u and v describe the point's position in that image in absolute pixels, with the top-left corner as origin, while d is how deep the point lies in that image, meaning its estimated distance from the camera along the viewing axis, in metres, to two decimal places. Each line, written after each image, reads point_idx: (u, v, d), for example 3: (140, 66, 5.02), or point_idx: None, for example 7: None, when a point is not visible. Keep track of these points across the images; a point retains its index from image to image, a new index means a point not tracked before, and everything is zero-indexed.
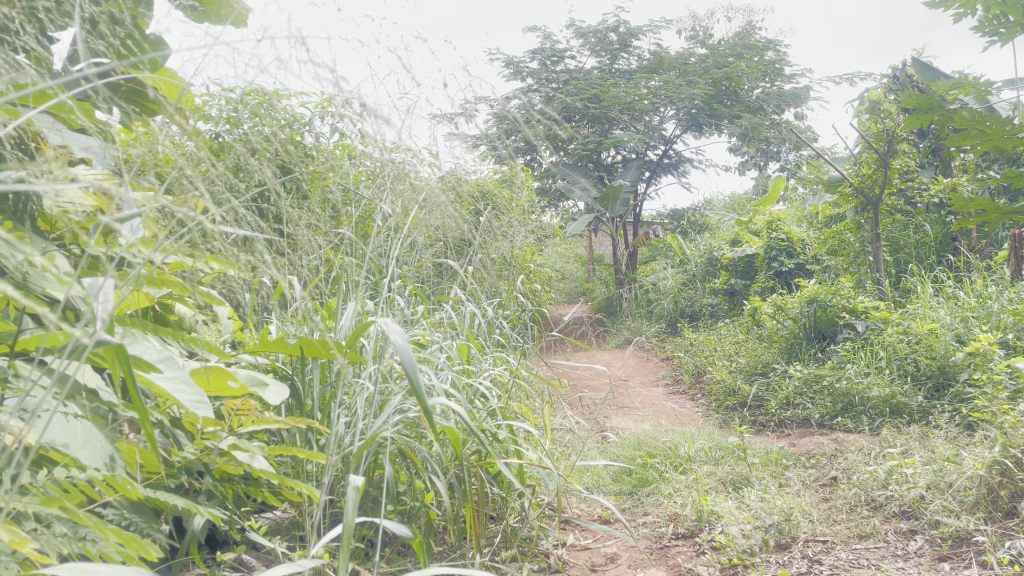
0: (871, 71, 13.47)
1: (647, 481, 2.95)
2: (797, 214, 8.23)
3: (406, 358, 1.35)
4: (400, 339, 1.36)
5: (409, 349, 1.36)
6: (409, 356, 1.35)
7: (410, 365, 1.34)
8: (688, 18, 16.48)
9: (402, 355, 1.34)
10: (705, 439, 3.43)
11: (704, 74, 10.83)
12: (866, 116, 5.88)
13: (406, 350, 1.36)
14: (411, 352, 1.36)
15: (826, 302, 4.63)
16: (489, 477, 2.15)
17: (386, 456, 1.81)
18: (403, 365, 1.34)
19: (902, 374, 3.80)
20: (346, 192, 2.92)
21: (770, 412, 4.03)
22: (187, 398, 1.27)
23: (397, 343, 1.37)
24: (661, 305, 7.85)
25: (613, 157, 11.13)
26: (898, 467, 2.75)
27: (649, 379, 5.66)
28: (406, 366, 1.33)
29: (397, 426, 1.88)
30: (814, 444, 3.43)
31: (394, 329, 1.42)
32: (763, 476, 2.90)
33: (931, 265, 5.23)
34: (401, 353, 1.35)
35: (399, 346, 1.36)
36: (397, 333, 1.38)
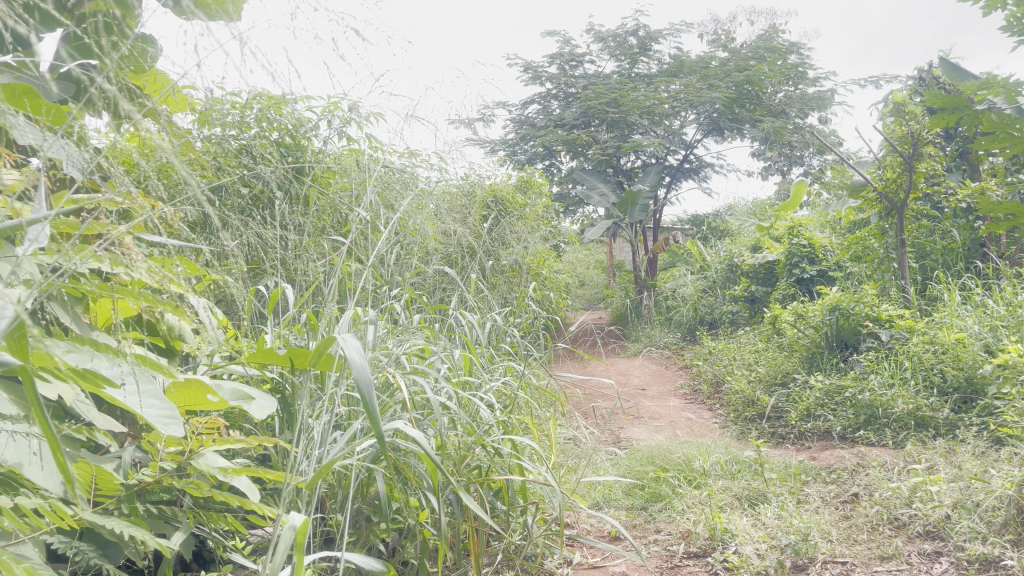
0: (897, 74, 13.26)
1: (660, 496, 2.85)
2: (820, 219, 8.08)
3: (360, 377, 1.26)
4: (356, 357, 1.28)
5: (366, 369, 1.28)
6: (363, 376, 1.26)
7: (364, 386, 1.25)
8: (711, 21, 16.31)
9: (357, 374, 1.26)
10: (721, 452, 3.33)
11: (725, 78, 10.69)
12: (891, 118, 5.73)
13: (362, 367, 1.28)
14: (367, 372, 1.27)
15: (848, 310, 4.50)
16: (489, 494, 2.06)
17: (375, 474, 1.72)
18: (357, 385, 1.25)
19: (928, 386, 3.67)
20: (349, 196, 2.86)
21: (790, 423, 3.91)
22: (155, 414, 1.21)
23: (353, 360, 1.29)
24: (680, 312, 7.74)
25: (633, 160, 10.77)
26: (922, 484, 2.63)
27: (667, 388, 5.57)
28: (361, 386, 1.25)
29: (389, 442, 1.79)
30: (835, 457, 3.31)
31: (352, 348, 1.32)
32: (780, 492, 2.79)
33: (958, 273, 5.08)
34: (356, 372, 1.27)
35: (354, 365, 1.27)
36: (354, 349, 1.30)
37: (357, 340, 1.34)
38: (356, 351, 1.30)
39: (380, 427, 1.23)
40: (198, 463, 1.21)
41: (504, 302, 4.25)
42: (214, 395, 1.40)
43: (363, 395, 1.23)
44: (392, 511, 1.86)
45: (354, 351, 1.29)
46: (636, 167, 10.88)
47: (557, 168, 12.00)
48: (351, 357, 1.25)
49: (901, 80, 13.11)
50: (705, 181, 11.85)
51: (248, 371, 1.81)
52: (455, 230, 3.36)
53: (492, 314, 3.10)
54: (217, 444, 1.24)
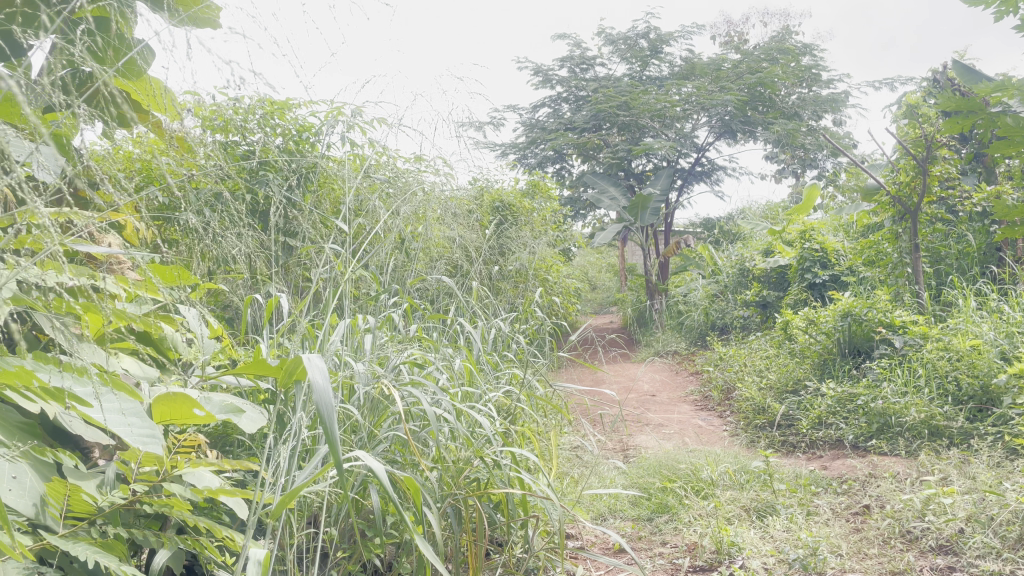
0: (912, 76, 13.15)
1: (667, 507, 2.79)
2: (834, 222, 7.99)
3: (320, 402, 1.16)
4: (318, 378, 1.18)
5: (328, 392, 1.18)
6: (324, 399, 1.17)
7: (324, 411, 1.16)
8: (724, 23, 16.23)
9: (317, 397, 1.16)
10: (730, 461, 3.27)
11: (737, 80, 10.64)
12: (905, 120, 5.66)
13: (324, 389, 1.18)
14: (329, 395, 1.18)
15: (861, 316, 4.43)
16: (487, 506, 2.02)
17: (367, 488, 1.68)
18: (317, 408, 1.16)
19: (942, 394, 3.59)
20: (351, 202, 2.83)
21: (801, 431, 3.85)
22: (132, 432, 1.18)
23: (314, 382, 1.19)
24: (692, 316, 7.67)
25: (644, 165, 10.91)
26: (935, 497, 2.56)
27: (677, 395, 5.50)
28: (321, 411, 1.15)
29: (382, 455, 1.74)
30: (846, 467, 3.25)
31: (315, 368, 1.22)
32: (790, 504, 2.73)
33: (973, 278, 4.98)
34: (317, 394, 1.17)
35: (314, 386, 1.18)
36: (317, 370, 1.20)
37: (321, 358, 1.24)
38: (319, 370, 1.21)
39: (339, 454, 1.13)
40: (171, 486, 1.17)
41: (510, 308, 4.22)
42: (200, 410, 1.37)
43: (322, 420, 1.14)
44: (386, 525, 1.82)
45: (315, 371, 1.19)
46: (647, 170, 10.81)
47: (568, 172, 11.97)
48: (311, 377, 1.16)
49: (916, 82, 12.98)
50: (717, 184, 11.78)
51: (241, 381, 1.78)
52: (460, 236, 3.32)
53: (497, 322, 3.06)
54: (191, 466, 1.20)
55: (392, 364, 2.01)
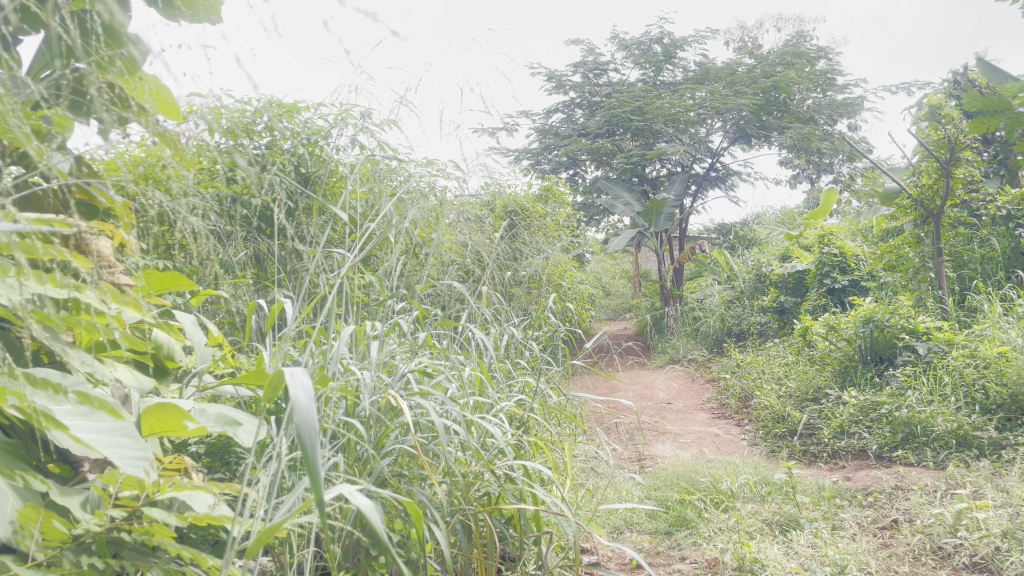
0: (930, 80, 13.04)
1: (685, 521, 2.69)
2: (851, 227, 7.87)
3: (301, 422, 0.96)
4: (299, 394, 0.98)
5: (312, 412, 0.98)
6: (307, 420, 0.97)
7: (306, 431, 0.95)
8: (738, 29, 16.16)
9: (297, 416, 0.96)
10: (750, 472, 3.17)
11: (751, 84, 10.52)
12: (926, 122, 5.53)
13: (307, 408, 0.98)
14: (313, 415, 0.98)
15: (883, 322, 4.30)
16: (497, 521, 1.93)
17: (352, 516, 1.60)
18: (298, 429, 0.96)
19: (970, 402, 3.48)
20: (360, 205, 2.75)
21: (823, 441, 3.74)
22: (122, 454, 1.10)
23: (295, 403, 0.99)
24: (707, 322, 7.57)
25: (658, 170, 10.73)
26: (967, 511, 2.46)
27: (693, 402, 5.40)
28: (301, 434, 0.94)
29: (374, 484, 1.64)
30: (871, 479, 3.14)
31: (298, 388, 1.02)
32: (814, 518, 2.63)
33: (999, 283, 4.83)
34: (300, 413, 0.97)
35: (295, 403, 0.98)
36: (300, 389, 1.00)
37: (307, 372, 1.05)
38: (302, 386, 1.02)
39: (320, 486, 0.91)
40: (155, 512, 1.09)
41: (523, 315, 4.13)
42: (190, 422, 1.33)
43: (301, 445, 0.93)
44: (392, 543, 1.73)
45: (298, 386, 0.99)
46: (661, 175, 10.69)
47: (581, 177, 11.88)
48: (292, 393, 0.96)
49: (934, 85, 12.81)
50: (732, 189, 11.68)
51: (239, 392, 1.73)
52: (470, 240, 3.24)
53: (509, 327, 2.97)
54: (178, 488, 1.12)
55: (399, 373, 1.92)
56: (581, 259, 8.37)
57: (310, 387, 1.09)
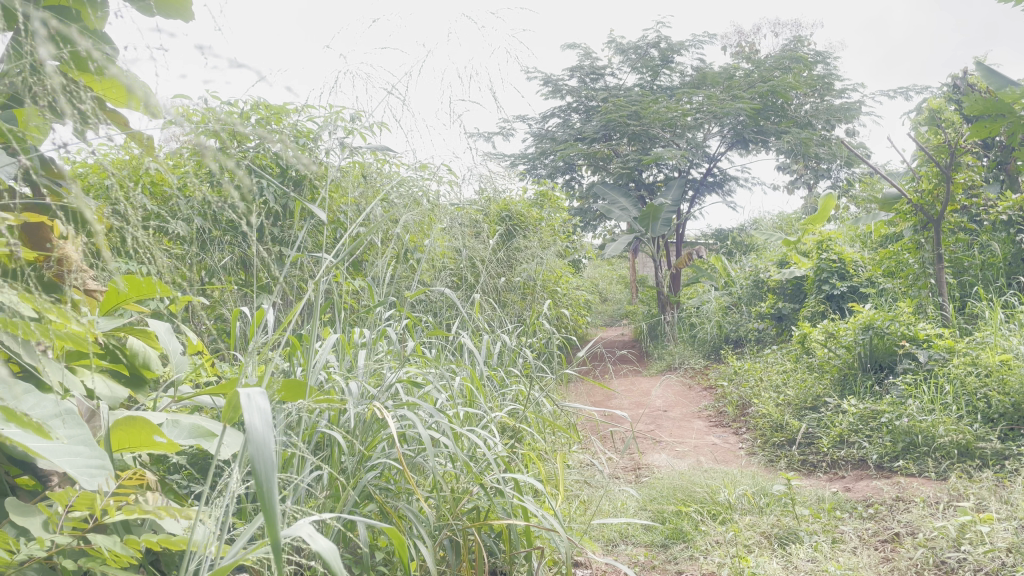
0: (927, 86, 13.03)
1: (682, 533, 2.63)
2: (850, 233, 7.81)
3: (256, 450, 0.85)
4: (254, 418, 0.88)
5: (269, 439, 0.88)
6: (263, 449, 0.86)
7: (261, 461, 0.84)
8: (735, 34, 16.18)
9: (251, 443, 0.85)
10: (749, 483, 3.10)
11: (749, 89, 10.44)
12: (926, 126, 5.48)
13: (263, 434, 0.88)
14: (271, 442, 0.87)
15: (883, 329, 4.23)
16: (486, 536, 1.87)
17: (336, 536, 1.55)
18: (253, 459, 0.85)
19: (971, 411, 3.42)
20: (349, 209, 2.69)
21: (822, 450, 3.69)
22: (77, 463, 1.04)
23: (249, 429, 0.87)
24: (704, 328, 7.51)
25: (655, 175, 10.70)
26: (971, 524, 2.39)
27: (690, 410, 5.34)
28: (255, 465, 0.84)
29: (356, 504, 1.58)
30: (872, 489, 3.07)
31: (254, 408, 0.91)
32: (814, 531, 2.56)
33: (1000, 289, 4.78)
34: (255, 440, 0.87)
35: (249, 427, 0.87)
36: (256, 412, 0.89)
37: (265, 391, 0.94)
38: (259, 408, 0.91)
39: (276, 531, 0.82)
40: (102, 537, 1.01)
41: (517, 321, 4.07)
42: (159, 437, 1.25)
43: (257, 480, 0.83)
44: (375, 560, 1.67)
45: (253, 409, 0.89)
46: (659, 181, 10.66)
47: (578, 183, 11.85)
48: (245, 419, 0.85)
49: (931, 90, 12.79)
50: (729, 195, 11.65)
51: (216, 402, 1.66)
52: (464, 246, 3.18)
53: (502, 335, 2.90)
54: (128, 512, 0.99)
55: (386, 383, 1.85)
56: (577, 264, 8.33)
57: (269, 405, 0.97)
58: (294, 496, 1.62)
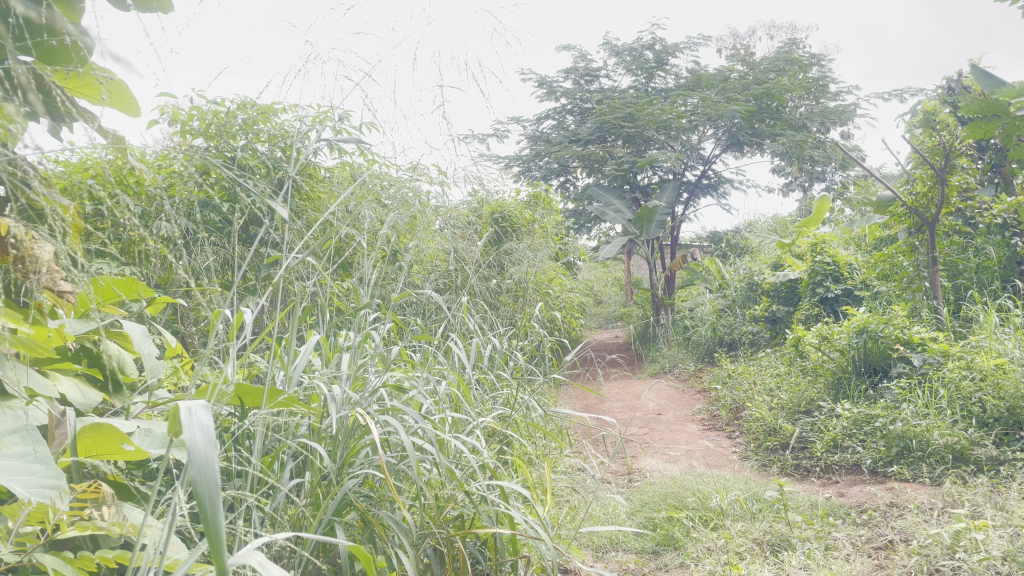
0: (922, 89, 13.04)
1: (673, 539, 2.59)
2: (845, 236, 7.79)
3: (198, 470, 0.80)
4: (195, 436, 0.82)
5: (213, 456, 0.82)
6: (206, 468, 0.81)
7: (203, 482, 0.79)
8: (730, 36, 16.18)
9: (193, 463, 0.79)
10: (741, 488, 3.06)
11: (744, 91, 10.42)
12: (921, 128, 5.45)
13: (206, 451, 0.82)
14: (214, 461, 0.82)
15: (877, 333, 4.19)
16: (470, 545, 1.83)
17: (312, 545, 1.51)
18: (195, 481, 0.80)
19: (966, 416, 3.39)
20: (336, 210, 2.65)
21: (815, 455, 3.65)
22: (29, 484, 1.00)
23: (191, 448, 0.81)
24: (698, 331, 7.48)
25: (650, 178, 10.68)
26: (966, 531, 2.35)
27: (683, 413, 5.30)
28: (197, 487, 0.78)
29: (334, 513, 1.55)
30: (865, 495, 3.04)
31: (195, 423, 0.84)
32: (806, 538, 2.52)
33: (995, 292, 4.76)
34: (197, 458, 0.81)
35: (190, 446, 0.81)
36: (197, 431, 0.83)
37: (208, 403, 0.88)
38: (201, 422, 0.85)
39: (224, 558, 0.78)
40: (46, 557, 0.97)
41: (508, 324, 4.03)
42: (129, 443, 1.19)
43: (201, 505, 0.78)
44: (356, 569, 1.64)
45: (194, 425, 0.83)
46: (653, 183, 10.65)
47: (572, 185, 11.83)
48: (184, 438, 0.79)
49: (926, 93, 12.79)
50: (724, 197, 11.63)
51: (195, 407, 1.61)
52: (454, 248, 3.14)
53: (491, 338, 2.86)
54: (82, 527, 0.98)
55: (370, 388, 1.81)
56: (571, 266, 8.30)
57: (210, 414, 0.91)
58: (271, 504, 1.58)
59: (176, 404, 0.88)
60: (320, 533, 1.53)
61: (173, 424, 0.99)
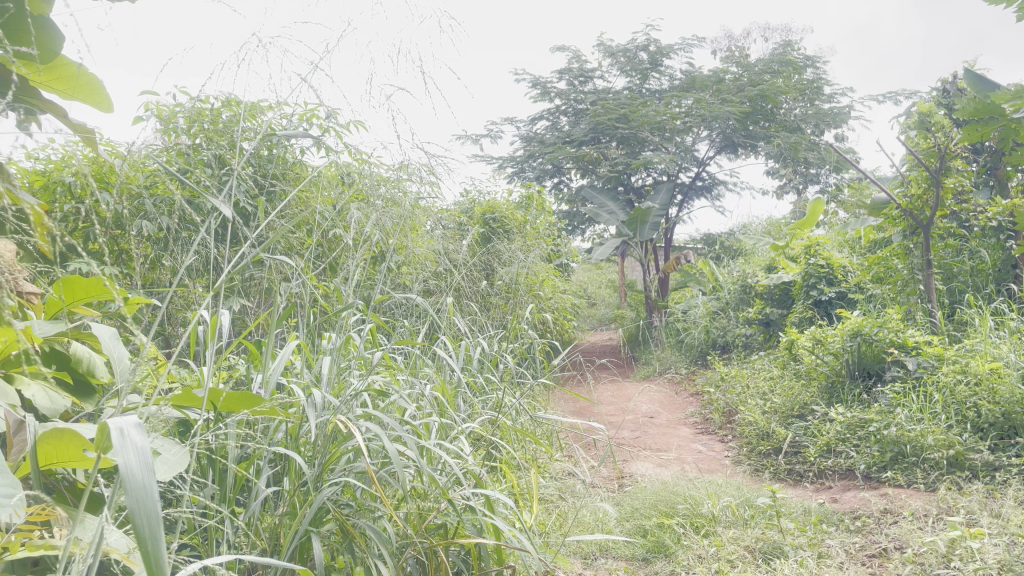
0: (917, 90, 13.01)
1: (664, 546, 2.54)
2: (840, 237, 7.74)
3: (135, 499, 0.75)
4: (130, 458, 0.76)
5: (151, 483, 0.77)
6: (145, 497, 0.76)
7: (141, 512, 0.74)
8: (724, 37, 16.13)
9: (129, 491, 0.74)
10: (733, 494, 3.01)
11: (738, 92, 10.35)
12: (916, 130, 5.42)
13: (143, 476, 0.77)
14: (152, 488, 0.77)
15: (871, 336, 4.16)
16: (455, 555, 1.79)
17: (286, 556, 1.46)
18: (133, 509, 0.74)
19: (960, 420, 3.35)
20: (322, 209, 2.60)
21: (809, 460, 3.61)
22: None
23: (127, 472, 0.76)
24: (691, 334, 7.44)
25: (643, 179, 10.66)
26: (961, 539, 2.30)
27: (675, 416, 5.27)
28: (134, 517, 0.73)
29: (309, 522, 1.49)
30: (859, 501, 3.00)
31: (128, 443, 0.79)
32: (800, 545, 2.47)
33: (990, 296, 4.74)
34: (134, 484, 0.76)
35: (125, 471, 0.76)
36: (132, 454, 0.77)
37: (140, 422, 0.83)
38: (135, 444, 0.79)
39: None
40: None
41: (499, 326, 3.98)
42: (91, 451, 1.14)
43: (139, 536, 0.73)
44: None
45: (128, 447, 0.77)
46: (647, 185, 10.64)
47: (566, 186, 11.83)
48: (118, 463, 0.74)
49: (921, 96, 12.77)
50: (718, 199, 11.60)
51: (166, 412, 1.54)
52: (443, 248, 3.09)
53: (481, 340, 2.81)
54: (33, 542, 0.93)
55: (352, 392, 1.75)
56: (565, 268, 8.27)
57: (144, 429, 0.84)
58: (247, 511, 1.53)
59: (107, 421, 0.82)
60: (295, 544, 1.48)
61: (105, 435, 0.92)
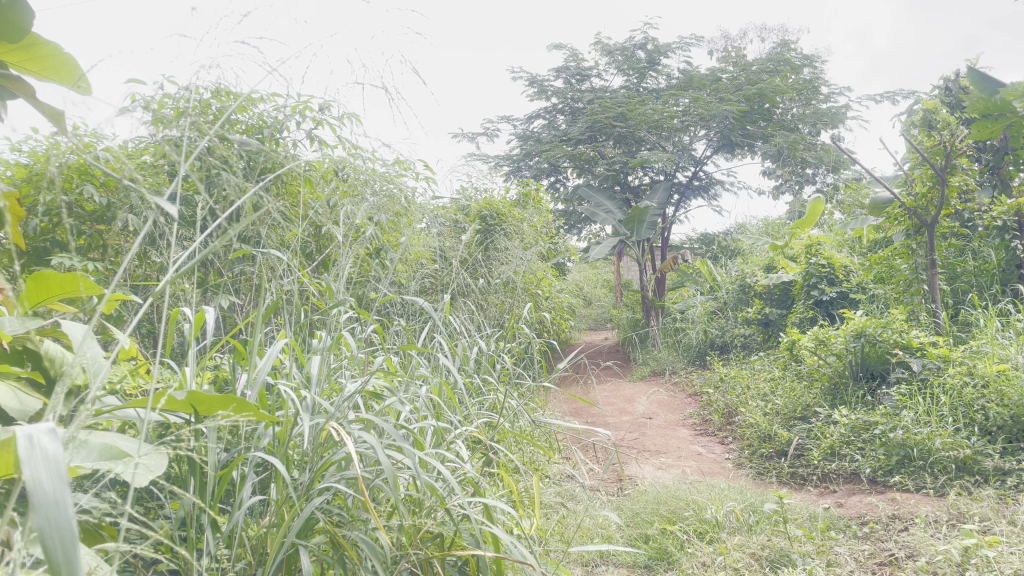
0: (914, 90, 12.97)
1: (666, 553, 2.46)
2: (839, 237, 7.68)
3: (46, 516, 0.65)
4: (41, 471, 0.66)
5: (64, 497, 0.67)
6: (57, 514, 0.66)
7: (53, 530, 0.64)
8: (721, 38, 16.08)
9: (37, 508, 0.64)
10: (738, 499, 2.91)
11: (737, 91, 10.21)
12: (918, 127, 5.34)
13: (55, 490, 0.67)
14: (65, 503, 0.66)
15: (875, 337, 4.03)
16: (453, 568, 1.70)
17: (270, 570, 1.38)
18: (43, 528, 0.65)
19: (968, 423, 3.26)
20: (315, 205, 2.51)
21: (812, 463, 3.54)
22: None
23: (39, 487, 0.66)
24: (689, 334, 7.35)
25: (641, 178, 10.59)
26: (976, 548, 2.22)
27: (674, 418, 5.18)
28: (45, 536, 0.64)
29: (295, 537, 1.40)
30: (866, 506, 2.92)
31: (36, 452, 0.68)
32: (807, 553, 2.38)
33: (994, 296, 4.67)
34: (44, 500, 0.66)
35: (33, 485, 0.66)
36: (43, 467, 0.66)
37: (54, 426, 0.72)
38: (45, 453, 0.69)
39: None
40: None
41: (496, 325, 3.89)
42: None
43: (48, 559, 0.63)
44: None
45: (36, 458, 0.67)
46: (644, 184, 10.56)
47: (562, 185, 11.78)
48: (24, 475, 0.64)
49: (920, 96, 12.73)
50: (715, 199, 11.53)
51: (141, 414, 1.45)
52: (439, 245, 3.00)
53: (478, 339, 2.71)
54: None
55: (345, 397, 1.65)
56: (563, 267, 8.18)
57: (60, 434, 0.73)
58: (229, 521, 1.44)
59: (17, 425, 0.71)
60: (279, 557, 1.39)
61: None
